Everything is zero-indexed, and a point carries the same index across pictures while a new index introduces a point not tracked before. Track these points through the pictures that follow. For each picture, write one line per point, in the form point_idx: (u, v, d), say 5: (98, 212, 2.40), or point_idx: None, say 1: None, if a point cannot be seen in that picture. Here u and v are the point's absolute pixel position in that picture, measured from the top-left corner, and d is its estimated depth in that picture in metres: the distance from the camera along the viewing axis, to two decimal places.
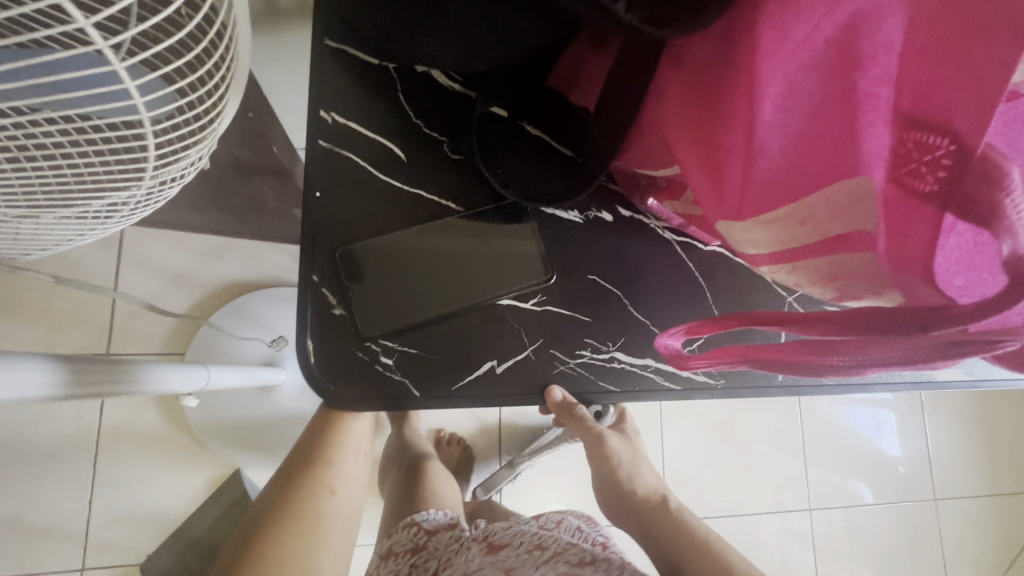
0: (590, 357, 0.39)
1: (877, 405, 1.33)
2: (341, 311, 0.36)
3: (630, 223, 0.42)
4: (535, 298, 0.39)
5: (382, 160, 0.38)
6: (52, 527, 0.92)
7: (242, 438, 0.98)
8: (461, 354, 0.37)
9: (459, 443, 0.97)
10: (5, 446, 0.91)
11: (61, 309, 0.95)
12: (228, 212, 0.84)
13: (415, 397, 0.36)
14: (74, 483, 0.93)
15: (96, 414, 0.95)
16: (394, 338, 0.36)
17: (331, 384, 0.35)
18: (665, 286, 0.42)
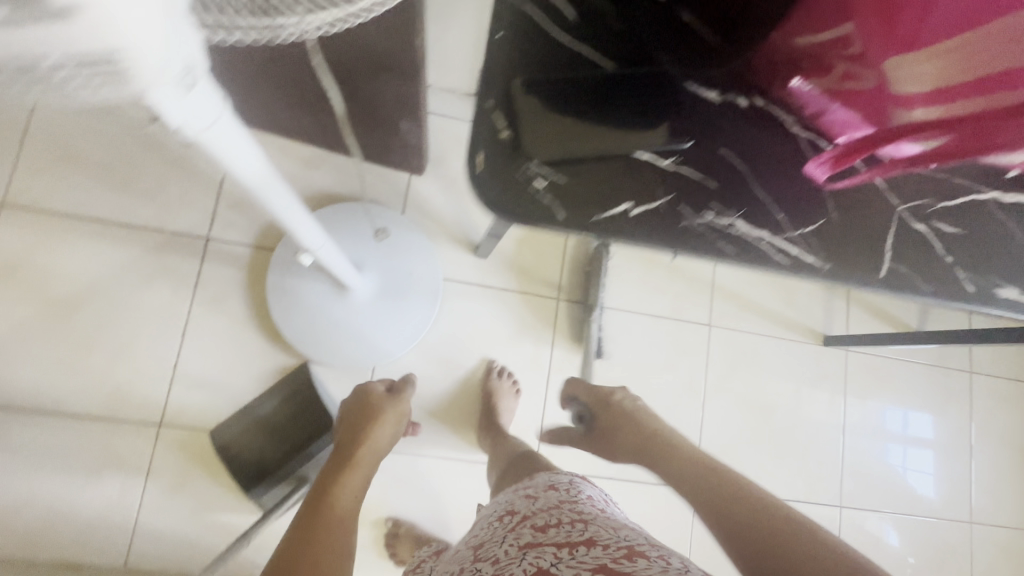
0: (712, 218, 0.48)
1: (909, 438, 1.32)
2: (508, 138, 0.47)
3: (744, 126, 0.53)
4: (666, 163, 0.49)
5: (557, 46, 0.51)
6: (139, 382, 1.01)
7: (311, 333, 1.05)
8: (604, 191, 0.47)
9: (509, 377, 1.13)
10: (112, 301, 1.03)
11: (172, 190, 1.08)
12: (343, 114, 0.90)
13: (561, 215, 0.45)
14: (164, 345, 1.03)
15: (191, 288, 1.06)
16: (552, 167, 0.47)
17: (494, 194, 0.45)
18: (772, 177, 0.51)
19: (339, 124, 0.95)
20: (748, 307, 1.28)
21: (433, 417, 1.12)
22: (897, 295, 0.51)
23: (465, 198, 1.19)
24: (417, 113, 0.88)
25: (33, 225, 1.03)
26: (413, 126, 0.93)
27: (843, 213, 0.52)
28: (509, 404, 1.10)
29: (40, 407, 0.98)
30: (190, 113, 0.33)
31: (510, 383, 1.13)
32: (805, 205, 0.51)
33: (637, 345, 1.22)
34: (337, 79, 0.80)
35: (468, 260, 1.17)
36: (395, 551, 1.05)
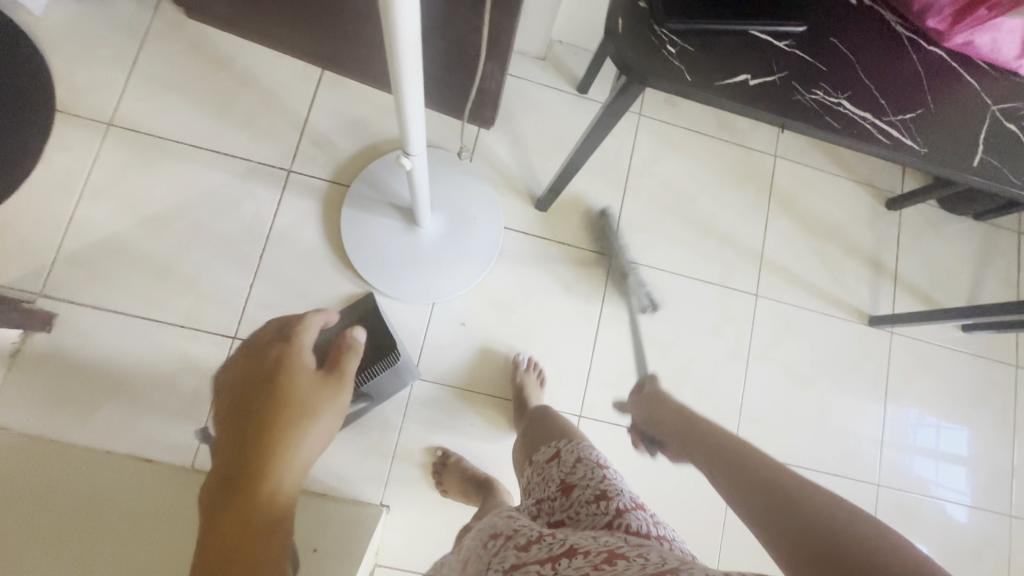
0: (821, 96, 0.53)
1: (941, 454, 1.31)
2: (644, 6, 0.51)
3: (867, 12, 0.56)
4: (787, 41, 0.53)
5: None
6: (217, 297, 1.08)
7: (383, 264, 1.12)
8: (727, 62, 0.52)
9: (536, 369, 1.14)
10: (198, 220, 1.11)
11: (261, 124, 1.16)
12: (433, 54, 0.97)
13: (687, 78, 0.51)
14: (242, 265, 1.10)
15: (271, 214, 1.13)
16: (683, 36, 0.52)
17: (631, 54, 0.51)
18: (881, 67, 0.56)
19: (426, 65, 1.01)
20: (795, 281, 1.30)
21: (465, 399, 1.14)
22: (988, 186, 0.55)
23: (528, 154, 1.25)
24: (503, 55, 0.94)
25: (134, 147, 1.11)
26: (495, 70, 0.99)
27: (940, 108, 0.56)
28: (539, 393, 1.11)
29: (127, 312, 1.06)
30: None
31: (536, 378, 1.13)
32: (906, 98, 0.55)
33: (685, 309, 1.25)
34: (437, 14, 0.87)
35: (528, 212, 1.22)
36: (441, 482, 1.09)
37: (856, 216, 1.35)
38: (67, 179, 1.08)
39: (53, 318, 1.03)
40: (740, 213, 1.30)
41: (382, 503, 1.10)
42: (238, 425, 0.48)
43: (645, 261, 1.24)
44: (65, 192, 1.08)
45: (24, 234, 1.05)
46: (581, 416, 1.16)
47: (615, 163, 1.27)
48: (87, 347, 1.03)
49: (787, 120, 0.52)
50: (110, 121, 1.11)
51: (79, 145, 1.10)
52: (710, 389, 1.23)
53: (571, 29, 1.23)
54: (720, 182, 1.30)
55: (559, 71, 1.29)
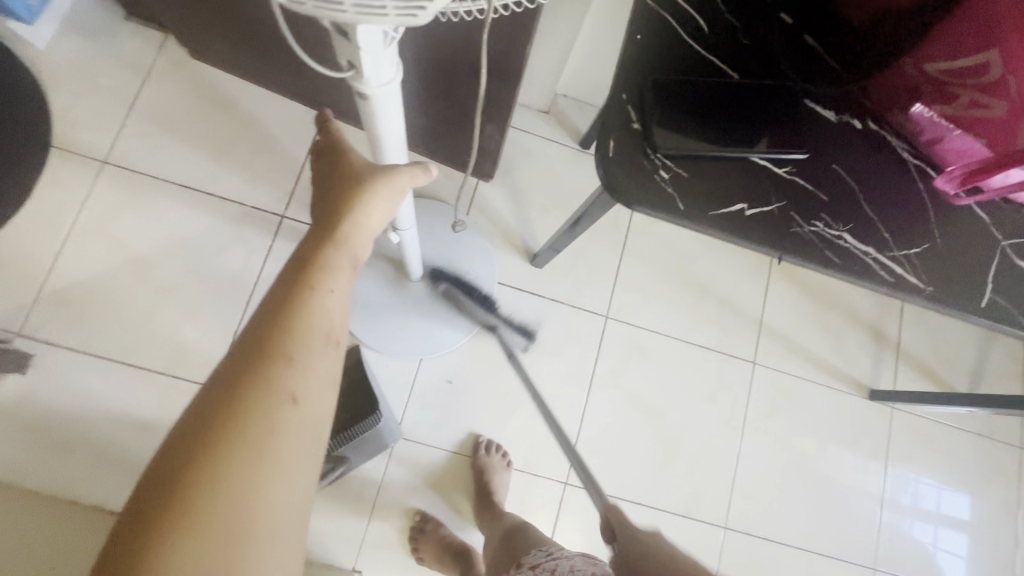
0: (820, 229, 0.57)
1: (942, 514, 1.27)
2: (638, 127, 0.57)
3: (874, 137, 0.59)
4: (787, 169, 0.57)
5: (694, 34, 0.59)
6: (200, 344, 1.06)
7: (372, 315, 1.10)
8: (723, 193, 0.56)
9: (500, 453, 1.10)
10: (184, 264, 1.09)
11: (258, 166, 1.14)
12: (433, 112, 0.96)
13: (677, 207, 0.55)
14: (227, 311, 1.08)
15: (260, 260, 1.11)
16: (675, 162, 0.56)
17: (621, 182, 0.55)
18: (885, 197, 0.58)
19: (426, 122, 1.00)
20: (795, 350, 1.27)
21: (429, 480, 1.10)
22: (994, 325, 0.56)
23: (527, 208, 1.23)
24: (503, 118, 0.94)
25: (127, 185, 1.10)
26: (495, 131, 0.98)
27: (948, 244, 0.58)
28: (503, 475, 1.07)
29: (106, 356, 1.03)
30: (376, 68, 0.45)
31: (501, 458, 1.09)
32: (912, 231, 0.57)
33: (679, 374, 1.21)
34: (439, 79, 0.87)
35: (523, 268, 1.20)
36: (418, 549, 1.04)
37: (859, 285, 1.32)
38: (56, 215, 1.07)
39: (29, 358, 1.01)
40: (740, 277, 1.27)
41: (354, 567, 1.05)
42: (269, 314, 0.50)
43: (640, 322, 1.22)
44: (53, 228, 1.06)
45: (6, 270, 1.03)
46: (566, 484, 1.12)
47: (615, 220, 1.25)
48: (61, 390, 1.01)
49: (781, 251, 0.56)
50: (105, 158, 1.10)
51: (71, 181, 1.08)
52: (702, 460, 1.19)
53: (576, 85, 1.23)
54: (722, 244, 1.28)
55: (563, 126, 1.28)
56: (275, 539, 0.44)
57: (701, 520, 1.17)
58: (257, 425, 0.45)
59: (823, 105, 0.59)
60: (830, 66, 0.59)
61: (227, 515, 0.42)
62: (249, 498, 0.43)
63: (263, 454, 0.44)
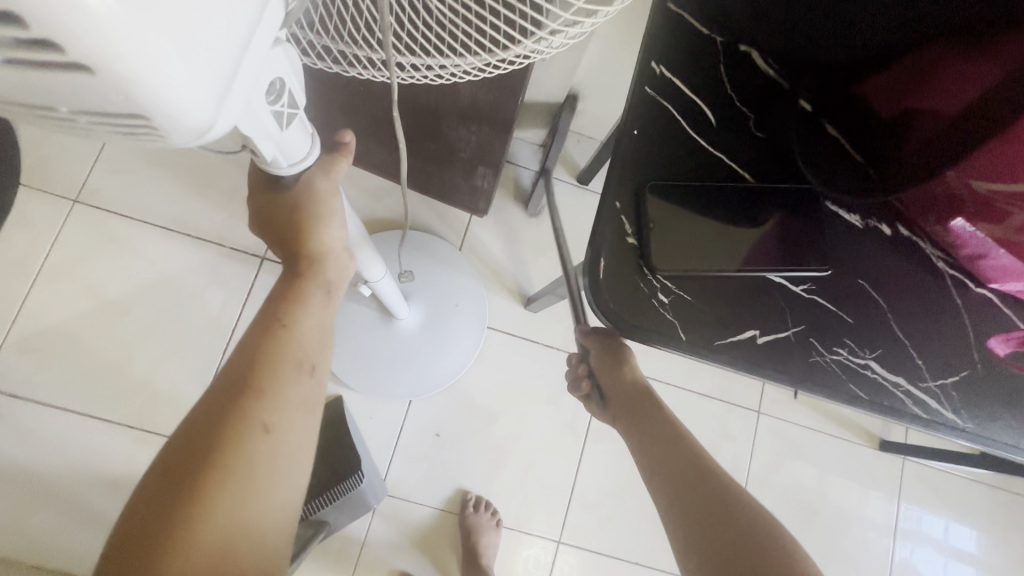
0: (844, 356, 0.52)
1: (953, 559, 1.21)
2: (632, 241, 0.52)
3: (903, 242, 0.55)
4: (805, 286, 0.53)
5: (699, 126, 0.55)
6: (172, 396, 1.01)
7: (351, 359, 1.04)
8: (735, 316, 0.51)
9: (489, 511, 1.04)
10: (156, 310, 1.03)
11: (239, 203, 1.09)
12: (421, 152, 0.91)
13: (681, 336, 0.50)
14: (201, 360, 1.02)
15: (238, 305, 1.05)
16: (676, 281, 0.51)
17: (616, 306, 0.50)
18: (917, 316, 0.53)
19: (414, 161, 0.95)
20: (801, 398, 1.21)
21: (415, 542, 1.04)
22: None
23: (521, 248, 1.17)
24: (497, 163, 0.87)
25: (99, 226, 1.04)
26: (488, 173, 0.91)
27: (989, 368, 0.52)
28: (492, 536, 1.02)
29: (73, 410, 0.97)
30: (283, 149, 0.42)
31: (490, 517, 1.04)
32: (949, 356, 0.52)
33: (679, 425, 1.15)
34: (427, 122, 0.82)
35: (517, 311, 1.14)
36: None
37: None
38: (23, 259, 1.01)
39: None
40: None
41: None
42: (245, 341, 0.45)
43: (640, 370, 1.16)
44: (19, 273, 1.01)
45: None
46: (560, 542, 1.07)
47: None
48: (24, 449, 0.95)
49: (801, 385, 0.51)
50: (76, 198, 1.04)
51: (38, 222, 1.03)
52: None
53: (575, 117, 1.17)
54: None
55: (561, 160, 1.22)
56: (261, 563, 0.40)
57: None
58: (233, 461, 0.40)
59: (847, 208, 0.56)
60: (853, 162, 0.54)
61: (209, 551, 0.37)
62: (229, 530, 0.39)
63: (239, 488, 0.40)
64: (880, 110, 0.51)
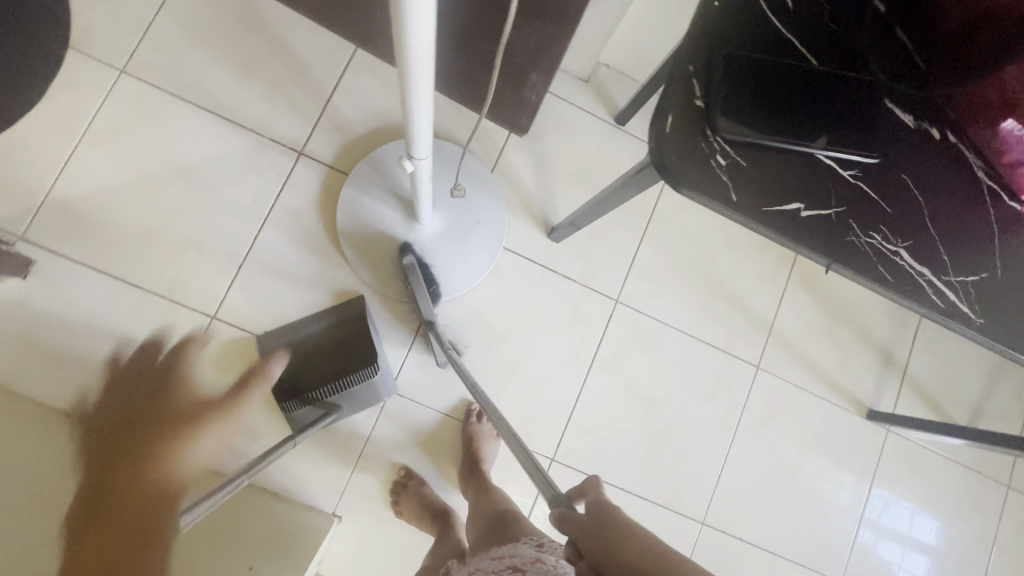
0: (877, 242, 0.54)
1: (913, 529, 1.27)
2: (699, 103, 0.52)
3: (950, 149, 0.58)
4: (852, 172, 0.55)
5: (776, 6, 0.55)
6: (203, 268, 1.05)
7: (377, 254, 1.08)
8: (784, 190, 0.53)
9: (490, 422, 1.10)
10: (193, 188, 1.06)
11: (283, 95, 1.10)
12: (474, 53, 0.93)
13: (731, 197, 0.52)
14: (234, 242, 1.06)
15: (273, 195, 1.08)
16: (734, 147, 0.52)
17: (676, 159, 0.51)
18: (950, 218, 0.56)
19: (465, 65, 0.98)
20: (799, 358, 1.25)
21: (417, 445, 1.10)
22: None
23: (551, 179, 1.19)
24: (550, 68, 0.92)
25: (143, 100, 1.06)
26: (539, 81, 0.97)
27: (1003, 277, 0.56)
28: (491, 446, 1.07)
29: (108, 272, 1.02)
30: None
31: (490, 427, 1.09)
32: (970, 256, 0.56)
33: (680, 369, 1.20)
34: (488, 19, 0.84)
35: (539, 240, 1.17)
36: (397, 502, 1.05)
37: (878, 304, 1.30)
38: (66, 121, 1.03)
39: (31, 263, 0.99)
40: (758, 278, 1.25)
41: (334, 513, 1.06)
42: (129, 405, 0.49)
43: (649, 311, 1.20)
44: (65, 135, 1.03)
45: (14, 171, 1.00)
46: (553, 461, 1.13)
47: (639, 204, 1.21)
48: (58, 300, 1.00)
49: (834, 260, 0.53)
50: (123, 68, 1.05)
51: (86, 87, 1.04)
52: (691, 455, 1.18)
53: (620, 55, 1.18)
54: (745, 242, 1.26)
55: (600, 96, 1.23)
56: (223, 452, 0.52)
57: (681, 513, 1.17)
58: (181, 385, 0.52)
59: (904, 108, 0.57)
60: (916, 67, 0.58)
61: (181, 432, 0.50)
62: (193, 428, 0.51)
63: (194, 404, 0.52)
64: (949, 17, 0.55)
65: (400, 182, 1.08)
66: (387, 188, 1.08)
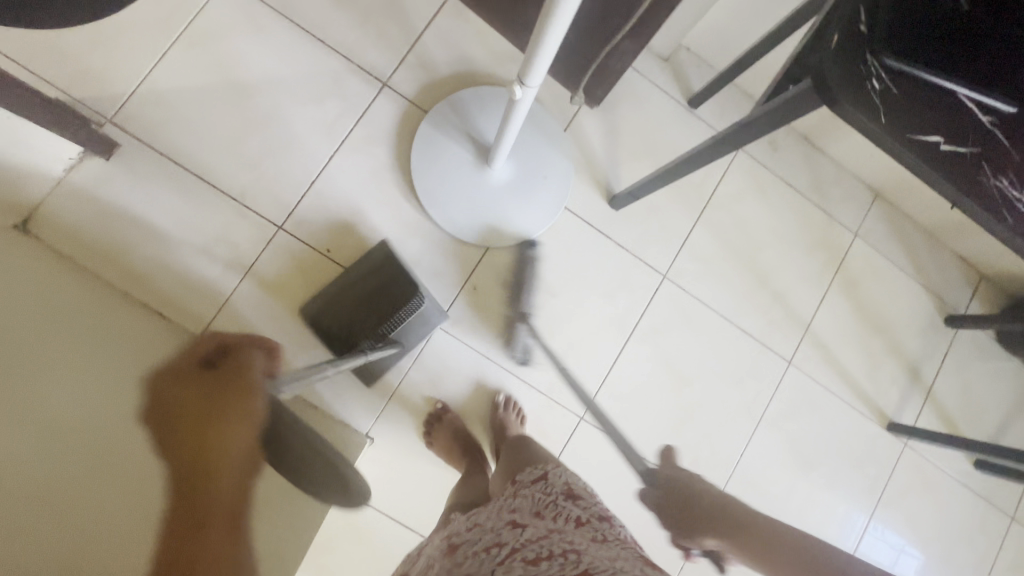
0: (1010, 191, 0.47)
1: (915, 546, 1.29)
2: (862, 22, 0.45)
3: None
4: (1002, 112, 0.47)
5: None
6: (277, 179, 1.07)
7: (444, 191, 1.10)
8: (925, 119, 0.46)
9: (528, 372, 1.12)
10: (278, 101, 1.08)
11: (375, 26, 1.13)
12: None
13: (880, 121, 0.45)
14: (310, 159, 1.09)
15: (353, 120, 1.11)
16: (887, 71, 0.45)
17: (834, 67, 0.45)
18: None
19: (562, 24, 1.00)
20: (830, 360, 1.28)
21: (454, 382, 1.12)
22: None
23: (619, 149, 1.22)
24: None
25: (243, 8, 1.08)
26: None
27: None
28: (520, 430, 1.09)
29: (187, 167, 1.04)
30: None
31: (516, 417, 1.10)
32: None
33: (714, 351, 1.22)
34: None
35: (599, 206, 1.20)
36: (430, 434, 1.08)
37: (912, 322, 1.33)
38: (168, 17, 1.06)
39: (116, 147, 1.01)
40: (801, 276, 1.28)
41: (367, 434, 1.08)
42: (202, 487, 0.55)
43: (694, 291, 1.22)
44: (165, 30, 1.05)
45: (113, 57, 1.03)
46: (581, 419, 1.16)
47: (699, 187, 1.24)
48: (135, 186, 1.02)
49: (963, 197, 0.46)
50: None
51: None
52: (714, 436, 1.21)
53: (704, 39, 1.20)
54: (794, 240, 1.28)
55: (676, 77, 1.25)
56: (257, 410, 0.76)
57: None
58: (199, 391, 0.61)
59: None
60: None
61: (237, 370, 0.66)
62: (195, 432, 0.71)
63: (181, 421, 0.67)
64: None
65: (477, 125, 1.11)
66: (464, 128, 1.11)
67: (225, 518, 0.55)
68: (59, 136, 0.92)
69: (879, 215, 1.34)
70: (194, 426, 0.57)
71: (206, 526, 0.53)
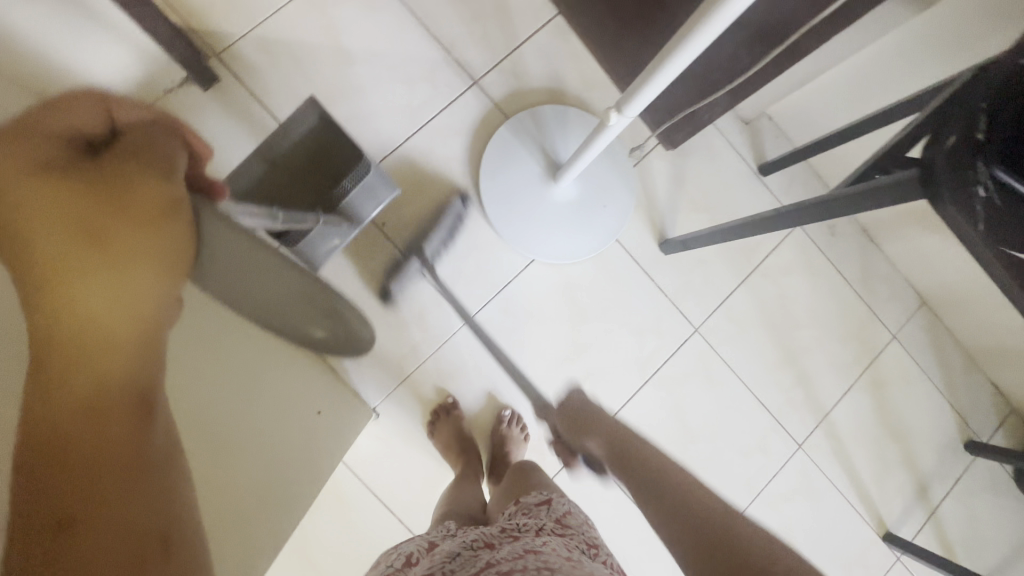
0: None
1: None
2: (982, 133, 0.49)
3: None
4: None
5: None
6: None
7: (505, 195, 1.13)
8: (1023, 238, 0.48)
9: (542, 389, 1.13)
10: (373, 74, 1.13)
11: (480, 27, 1.17)
12: None
13: (979, 229, 0.47)
14: (388, 134, 1.12)
15: (438, 109, 1.15)
16: (999, 185, 0.48)
17: (942, 169, 0.49)
18: None
19: None
20: (840, 454, 1.26)
21: (468, 381, 1.13)
22: None
23: (680, 197, 1.23)
24: (739, 96, 0.98)
25: None
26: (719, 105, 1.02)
27: None
28: (519, 449, 1.10)
29: (274, 114, 1.09)
30: None
31: (520, 433, 1.11)
32: None
33: (727, 415, 1.21)
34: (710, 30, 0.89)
35: (648, 246, 1.21)
36: (433, 424, 1.09)
37: (932, 437, 1.31)
38: None
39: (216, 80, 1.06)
40: (830, 363, 1.27)
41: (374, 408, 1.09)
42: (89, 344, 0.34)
43: (721, 352, 1.22)
44: None
45: None
46: None
47: (749, 252, 1.25)
48: (221, 120, 1.07)
49: None
50: None
51: None
52: None
53: (788, 112, 1.23)
54: (831, 326, 1.28)
55: (752, 141, 1.27)
56: None
57: None
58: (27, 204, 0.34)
59: None
60: None
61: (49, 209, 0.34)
62: None
63: None
64: None
65: (554, 142, 1.15)
66: (540, 141, 1.14)
67: (135, 399, 0.36)
68: (171, 57, 0.96)
69: (921, 323, 1.32)
70: (67, 252, 0.33)
71: (105, 410, 0.34)
